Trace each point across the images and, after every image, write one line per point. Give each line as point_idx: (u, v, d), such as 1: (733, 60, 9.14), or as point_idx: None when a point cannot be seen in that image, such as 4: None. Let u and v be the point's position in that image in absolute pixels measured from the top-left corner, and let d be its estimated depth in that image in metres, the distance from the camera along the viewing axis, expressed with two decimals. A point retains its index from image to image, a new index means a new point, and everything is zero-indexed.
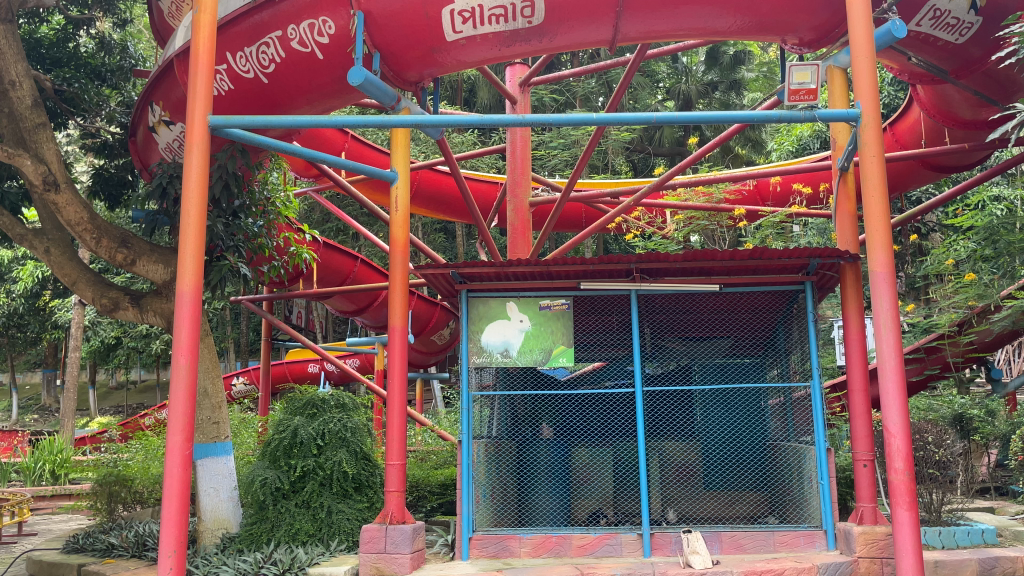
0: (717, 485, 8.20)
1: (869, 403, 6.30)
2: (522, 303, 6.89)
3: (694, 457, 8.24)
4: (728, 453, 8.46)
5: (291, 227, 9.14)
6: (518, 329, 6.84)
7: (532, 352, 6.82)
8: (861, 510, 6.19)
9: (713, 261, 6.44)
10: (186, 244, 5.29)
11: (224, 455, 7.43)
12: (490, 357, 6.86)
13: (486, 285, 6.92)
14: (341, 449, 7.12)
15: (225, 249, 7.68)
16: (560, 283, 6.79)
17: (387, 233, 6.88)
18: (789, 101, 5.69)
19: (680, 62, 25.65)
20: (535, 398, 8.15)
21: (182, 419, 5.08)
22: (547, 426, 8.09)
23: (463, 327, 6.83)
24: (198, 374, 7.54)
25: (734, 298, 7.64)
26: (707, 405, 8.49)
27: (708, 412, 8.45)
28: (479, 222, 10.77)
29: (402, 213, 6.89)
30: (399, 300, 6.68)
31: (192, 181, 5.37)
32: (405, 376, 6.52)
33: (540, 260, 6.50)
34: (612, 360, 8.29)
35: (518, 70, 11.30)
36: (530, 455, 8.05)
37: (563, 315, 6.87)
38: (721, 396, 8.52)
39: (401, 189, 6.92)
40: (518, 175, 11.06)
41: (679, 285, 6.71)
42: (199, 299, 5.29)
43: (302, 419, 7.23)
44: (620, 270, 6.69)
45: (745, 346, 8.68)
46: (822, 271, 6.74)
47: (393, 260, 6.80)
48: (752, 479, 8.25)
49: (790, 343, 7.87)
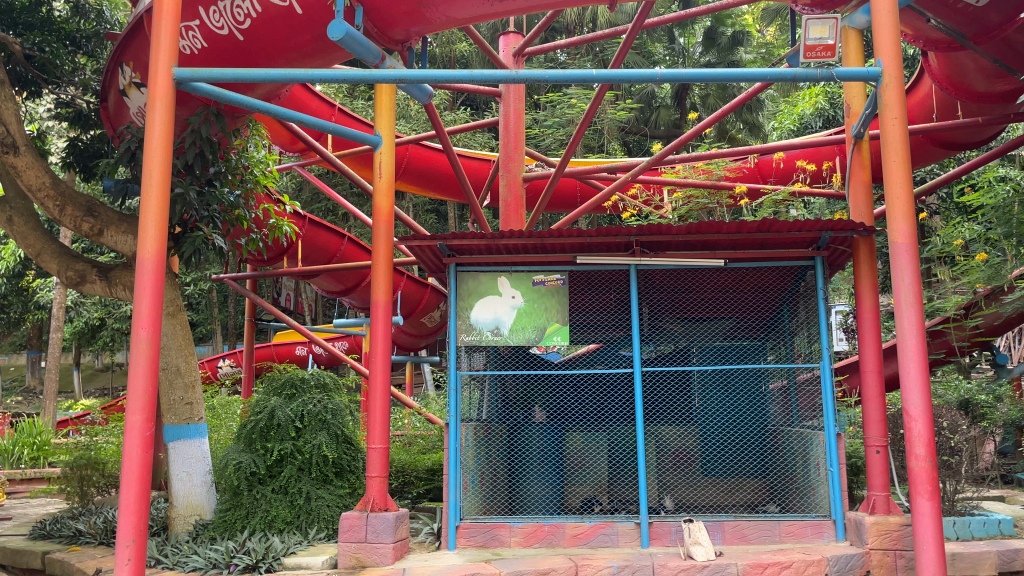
0: (716, 471, 7.91)
1: (882, 386, 5.94)
2: (514, 278, 6.46)
3: (693, 443, 8.02)
4: (730, 437, 8.08)
5: (271, 198, 8.64)
6: (510, 305, 6.41)
7: (525, 331, 6.40)
8: (873, 499, 5.82)
9: (719, 234, 6.01)
10: (149, 206, 4.84)
11: (198, 438, 6.99)
12: (480, 335, 6.43)
13: (476, 259, 6.48)
14: (321, 432, 6.71)
15: (199, 219, 7.23)
16: (555, 257, 6.37)
17: (370, 202, 6.44)
18: (804, 59, 5.23)
19: (677, 44, 25.56)
20: (528, 379, 7.70)
21: (143, 397, 4.66)
22: (540, 409, 7.70)
23: (452, 305, 6.40)
24: (169, 351, 7.07)
25: (740, 278, 7.29)
26: (706, 389, 8.15)
27: (706, 398, 8.06)
28: (471, 199, 10.30)
29: (386, 180, 6.46)
30: (383, 276, 6.25)
31: (156, 137, 4.91)
32: (389, 355, 6.11)
33: (537, 233, 6.10)
34: (607, 343, 7.81)
35: (512, 39, 10.80)
36: (521, 439, 7.68)
37: (558, 291, 6.44)
38: (722, 379, 8.14)
39: (386, 155, 6.48)
40: (511, 150, 10.59)
41: (682, 260, 6.30)
42: (162, 267, 4.85)
43: (279, 399, 6.81)
44: (620, 246, 6.28)
45: (746, 328, 8.36)
46: (833, 246, 6.33)
47: (376, 231, 6.36)
48: (752, 467, 7.97)
49: (798, 325, 7.50)
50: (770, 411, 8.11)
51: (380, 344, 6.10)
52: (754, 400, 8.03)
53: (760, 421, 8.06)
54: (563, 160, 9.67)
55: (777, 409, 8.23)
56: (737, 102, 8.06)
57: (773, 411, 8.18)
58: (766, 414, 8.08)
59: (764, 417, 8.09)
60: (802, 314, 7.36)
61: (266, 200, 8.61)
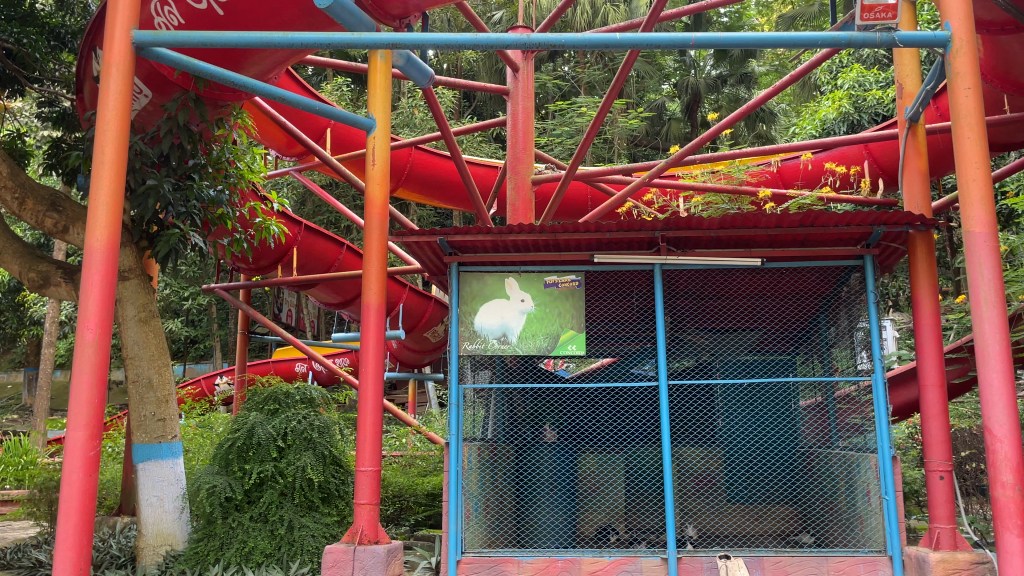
0: (742, 497, 7.14)
1: (946, 403, 5.22)
2: (523, 279, 5.74)
3: (716, 466, 7.34)
4: (756, 459, 7.44)
5: (258, 197, 7.96)
6: (519, 310, 5.66)
7: (536, 339, 5.66)
8: (937, 533, 5.07)
9: (756, 228, 5.31)
10: (99, 187, 4.15)
11: (171, 458, 6.28)
12: (485, 344, 5.69)
13: (481, 258, 5.75)
14: (306, 452, 6.01)
15: (174, 214, 6.52)
16: (570, 256, 5.66)
17: (363, 193, 5.67)
18: (861, 21, 4.57)
19: (688, 56, 24.98)
20: (538, 394, 7.07)
21: (86, 410, 3.97)
22: (550, 428, 7.07)
23: (453, 310, 5.65)
24: (140, 362, 6.35)
25: (776, 283, 6.50)
26: (730, 405, 7.58)
27: (730, 414, 7.52)
28: (477, 203, 9.52)
29: (380, 169, 5.66)
30: (376, 274, 5.49)
31: (110, 108, 4.23)
32: (382, 364, 5.39)
33: (551, 228, 5.45)
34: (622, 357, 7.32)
35: None
36: (530, 461, 7.00)
37: (573, 293, 5.71)
38: (746, 394, 7.58)
39: (380, 140, 5.72)
40: (519, 151, 9.88)
41: (715, 258, 5.55)
42: (114, 258, 4.16)
43: (260, 415, 6.12)
44: (644, 242, 5.59)
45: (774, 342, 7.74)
46: (884, 243, 5.59)
47: (369, 224, 5.61)
48: (782, 492, 7.23)
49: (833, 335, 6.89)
50: (800, 431, 7.47)
51: (372, 354, 5.36)
52: (784, 418, 7.39)
53: (791, 442, 7.40)
54: (572, 164, 8.96)
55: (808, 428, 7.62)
56: (758, 99, 7.45)
57: (804, 431, 7.56)
58: (796, 433, 7.45)
59: (795, 436, 7.44)
60: (840, 323, 6.73)
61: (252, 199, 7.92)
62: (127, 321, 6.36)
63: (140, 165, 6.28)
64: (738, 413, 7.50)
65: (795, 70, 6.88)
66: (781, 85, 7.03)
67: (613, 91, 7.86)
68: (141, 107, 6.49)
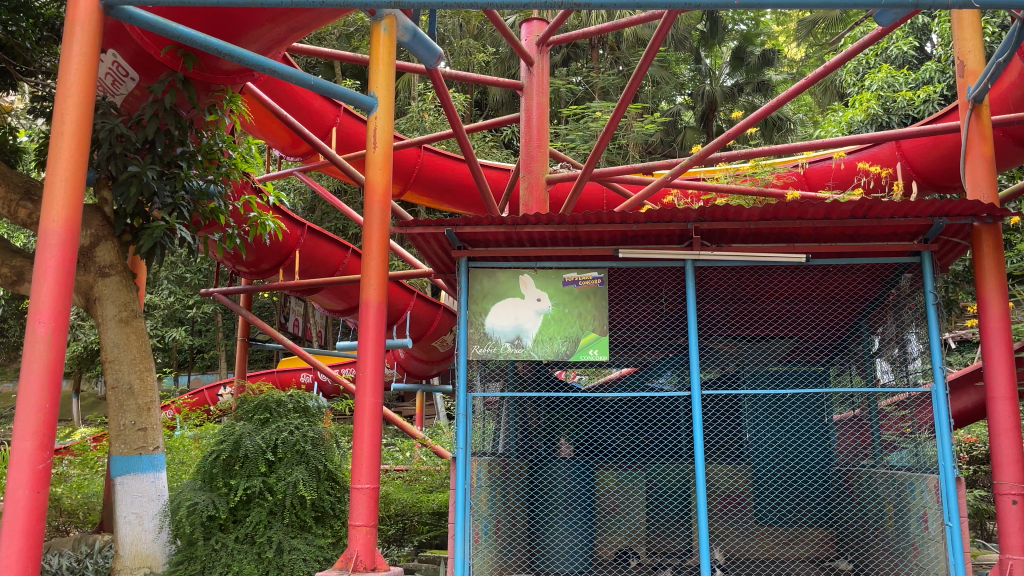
0: (773, 519, 6.59)
1: (1018, 417, 4.63)
2: (540, 276, 5.18)
3: (743, 484, 6.77)
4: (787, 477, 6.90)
5: (253, 190, 7.41)
6: (535, 310, 5.10)
7: (553, 342, 5.11)
8: (1008, 563, 4.48)
9: (801, 219, 4.75)
10: (57, 161, 3.65)
11: (152, 472, 5.75)
12: (497, 347, 5.12)
13: (492, 252, 5.20)
14: (298, 466, 5.47)
15: (160, 204, 6.01)
16: (592, 250, 5.11)
17: (362, 179, 5.10)
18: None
19: (704, 64, 24.47)
20: (552, 406, 6.47)
21: (37, 414, 3.45)
22: (566, 443, 6.49)
23: (462, 310, 5.09)
24: (121, 367, 5.82)
25: (818, 283, 5.88)
26: (759, 420, 7.04)
27: (759, 429, 6.99)
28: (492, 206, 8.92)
29: (381, 152, 5.09)
30: (375, 267, 4.94)
31: (72, 72, 3.73)
32: (381, 370, 4.83)
33: (570, 219, 4.92)
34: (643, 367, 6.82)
35: (535, 27, 9.72)
36: (543, 477, 6.44)
37: (595, 292, 5.14)
38: (776, 408, 7.04)
39: (382, 121, 5.11)
40: (533, 150, 9.31)
41: (757, 254, 4.96)
42: (74, 243, 3.65)
43: (248, 425, 5.59)
44: (674, 236, 5.05)
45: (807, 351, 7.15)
46: (944, 237, 5.01)
47: (368, 213, 5.02)
48: (815, 514, 6.70)
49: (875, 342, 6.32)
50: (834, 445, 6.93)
51: (370, 358, 4.81)
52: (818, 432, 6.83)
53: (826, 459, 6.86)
54: (586, 164, 8.22)
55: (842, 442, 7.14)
56: (773, 104, 7.00)
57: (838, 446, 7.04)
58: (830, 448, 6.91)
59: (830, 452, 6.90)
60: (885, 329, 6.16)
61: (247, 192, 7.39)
62: (106, 322, 5.83)
63: (123, 151, 5.78)
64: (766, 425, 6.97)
65: (821, 67, 6.42)
66: (800, 88, 6.59)
67: (628, 94, 7.42)
68: (127, 92, 6.00)
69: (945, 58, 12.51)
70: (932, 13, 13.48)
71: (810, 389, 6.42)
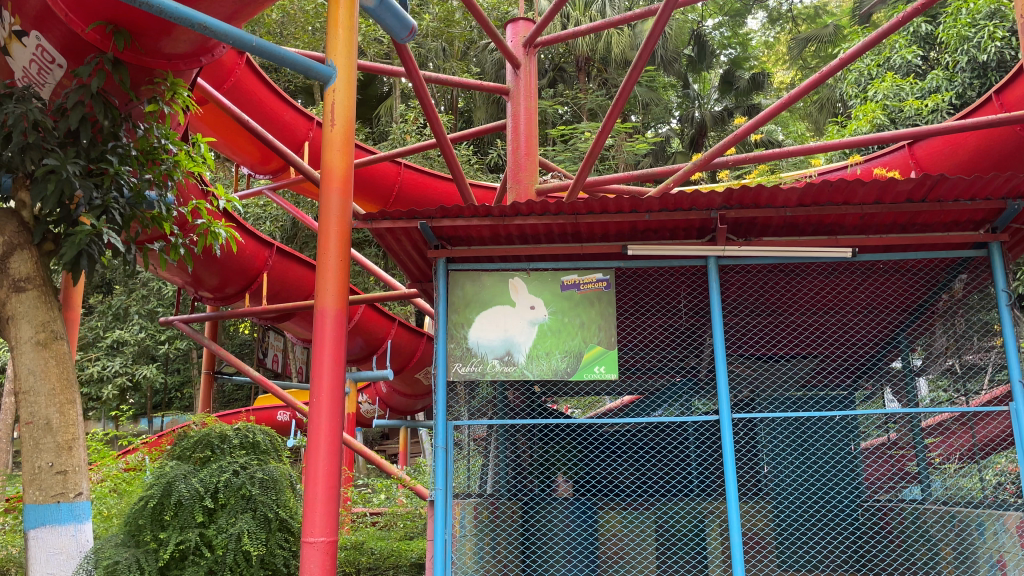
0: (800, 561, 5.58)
1: None
2: (534, 279, 4.35)
3: (765, 523, 5.75)
4: (813, 514, 6.02)
5: (203, 192, 6.55)
6: (527, 320, 4.28)
7: (551, 358, 4.26)
8: None
9: (849, 203, 3.93)
10: None
11: (72, 525, 4.60)
12: (482, 365, 4.27)
13: (475, 251, 4.36)
14: (243, 515, 5.01)
15: (86, 205, 5.11)
16: (596, 247, 4.27)
17: (318, 163, 4.27)
18: None
19: (692, 89, 23.88)
20: (547, 438, 5.74)
21: None
22: (564, 480, 5.71)
23: (441, 322, 4.24)
24: (37, 399, 4.71)
25: (857, 286, 5.02)
26: (777, 452, 6.26)
27: (778, 461, 6.21)
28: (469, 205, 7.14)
29: (340, 131, 4.27)
30: (333, 269, 4.11)
31: None
32: (339, 395, 3.97)
33: (570, 208, 4.08)
34: (648, 394, 6.18)
35: (521, 28, 8.95)
36: (537, 520, 5.53)
37: (599, 298, 4.31)
38: (795, 438, 6.30)
39: (341, 94, 4.30)
40: (522, 159, 8.38)
41: (797, 248, 4.13)
42: None
43: (186, 467, 5.15)
44: (694, 227, 4.22)
45: (829, 375, 6.38)
46: (1015, 224, 4.19)
47: (325, 203, 4.21)
48: (848, 556, 5.75)
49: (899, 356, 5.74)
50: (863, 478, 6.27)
51: (326, 380, 3.96)
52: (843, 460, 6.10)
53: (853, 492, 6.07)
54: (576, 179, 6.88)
55: (869, 474, 6.51)
56: (781, 101, 6.44)
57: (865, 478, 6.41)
58: (859, 480, 6.25)
59: (858, 484, 6.24)
60: (922, 338, 5.54)
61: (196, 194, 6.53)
62: (21, 346, 4.81)
63: (41, 143, 4.91)
64: (787, 455, 6.19)
65: (834, 60, 5.92)
66: (810, 82, 6.06)
67: (619, 98, 6.79)
68: (56, 82, 5.20)
69: (953, 65, 11.89)
70: (934, 22, 12.90)
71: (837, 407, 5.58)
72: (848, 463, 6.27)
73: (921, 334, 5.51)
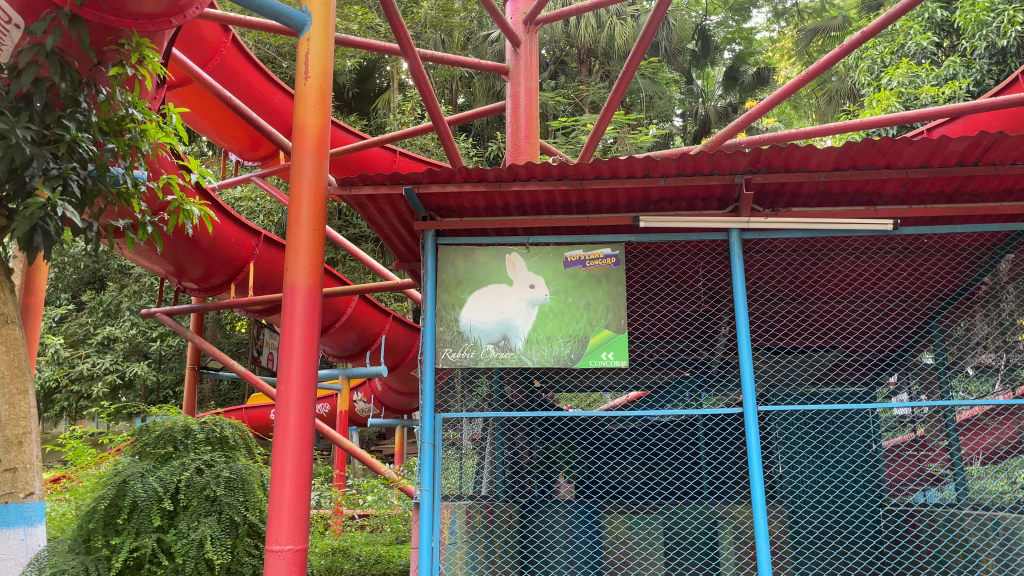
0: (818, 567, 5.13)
1: None
2: (534, 255, 3.92)
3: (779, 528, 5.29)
4: (831, 517, 5.56)
5: (176, 167, 6.03)
6: (526, 301, 3.85)
7: (553, 344, 3.83)
8: None
9: (893, 167, 3.45)
10: None
11: (20, 528, 4.15)
12: (476, 350, 3.84)
13: (466, 224, 3.92)
14: (207, 519, 4.57)
15: (40, 174, 4.59)
16: (603, 218, 3.82)
17: (290, 120, 3.87)
18: None
19: (696, 85, 23.40)
20: (547, 436, 5.35)
21: None
22: (565, 480, 5.32)
23: (429, 302, 3.82)
24: None
25: (889, 269, 4.58)
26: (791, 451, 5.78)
27: (792, 461, 5.72)
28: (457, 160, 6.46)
29: (315, 84, 3.87)
30: (306, 239, 3.71)
31: None
32: (311, 382, 3.56)
33: (574, 173, 3.61)
34: (652, 390, 5.73)
35: (522, 4, 8.44)
36: (536, 523, 5.11)
37: (607, 276, 3.89)
38: (813, 434, 5.82)
39: (315, 43, 3.92)
40: (522, 142, 7.92)
41: (829, 219, 3.68)
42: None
43: (146, 465, 4.72)
44: (714, 196, 3.78)
45: (847, 369, 5.94)
46: None
47: (298, 165, 3.80)
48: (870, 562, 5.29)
49: (926, 347, 5.33)
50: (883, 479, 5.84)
51: (296, 362, 3.55)
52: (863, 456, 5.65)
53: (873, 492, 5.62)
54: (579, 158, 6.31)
55: (889, 476, 6.07)
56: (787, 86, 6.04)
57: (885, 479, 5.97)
58: (881, 480, 5.77)
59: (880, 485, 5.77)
60: (953, 327, 5.14)
61: (169, 169, 6.01)
62: None
63: None
64: (802, 454, 5.73)
65: (838, 48, 5.79)
66: (826, 61, 5.82)
67: (619, 88, 6.67)
68: (14, 46, 4.60)
69: (970, 52, 11.46)
70: (950, 8, 12.43)
71: (860, 400, 5.11)
72: (869, 462, 5.79)
73: (952, 322, 5.11)
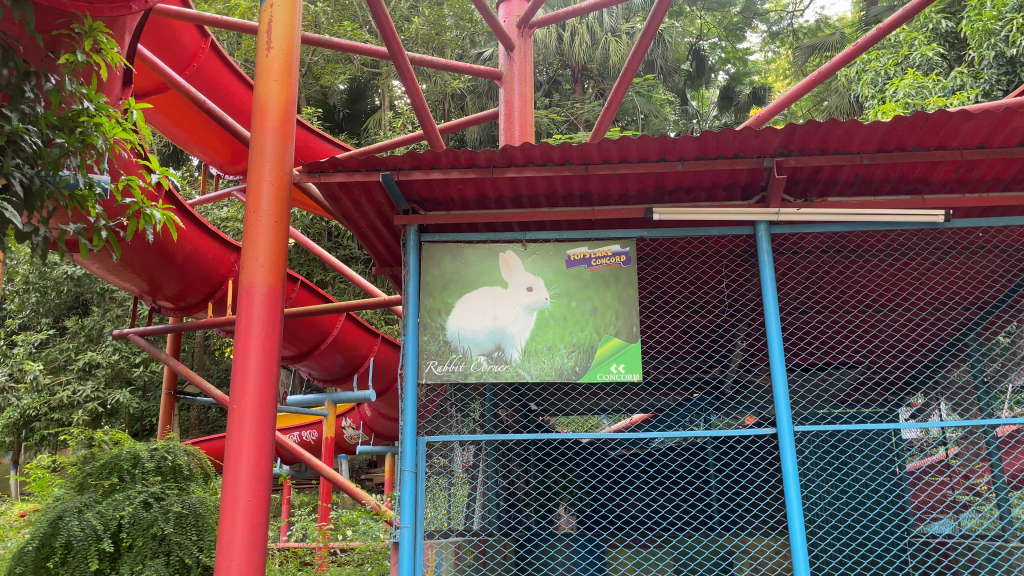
0: None
1: None
2: (532, 254, 3.48)
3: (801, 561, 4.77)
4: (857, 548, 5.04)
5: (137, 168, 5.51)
6: (522, 306, 3.41)
7: (554, 354, 3.38)
8: None
9: (950, 146, 2.99)
10: None
11: None
12: (466, 362, 3.37)
13: (453, 218, 3.47)
14: (151, 561, 4.19)
15: None
16: (612, 210, 3.36)
17: (250, 96, 3.41)
18: None
19: (692, 105, 23.04)
20: (544, 463, 4.87)
21: None
22: (565, 512, 4.82)
23: (412, 308, 3.36)
24: None
25: (922, 272, 4.12)
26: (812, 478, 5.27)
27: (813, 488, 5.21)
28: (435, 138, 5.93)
29: (279, 58, 3.43)
30: (266, 233, 3.25)
31: None
32: (270, 398, 3.09)
33: (579, 156, 3.14)
34: (659, 412, 5.23)
35: (516, 7, 7.95)
36: (535, 560, 4.59)
37: (616, 277, 3.44)
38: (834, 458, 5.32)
39: (280, 11, 3.48)
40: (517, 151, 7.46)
41: (871, 209, 3.22)
42: None
43: (83, 499, 4.37)
44: (737, 184, 3.33)
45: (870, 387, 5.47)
46: None
47: (258, 149, 3.35)
48: None
49: (961, 360, 4.86)
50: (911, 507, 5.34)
51: (253, 375, 3.08)
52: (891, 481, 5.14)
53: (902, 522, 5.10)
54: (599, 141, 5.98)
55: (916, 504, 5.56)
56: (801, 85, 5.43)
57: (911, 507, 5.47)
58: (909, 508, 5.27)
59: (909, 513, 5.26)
60: (990, 338, 4.68)
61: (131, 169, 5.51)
62: None
63: None
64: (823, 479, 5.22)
65: (850, 46, 5.19)
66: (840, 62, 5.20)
67: (611, 105, 6.17)
68: None
69: (978, 61, 11.05)
70: (953, 18, 12.12)
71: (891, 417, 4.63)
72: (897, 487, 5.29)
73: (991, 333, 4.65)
